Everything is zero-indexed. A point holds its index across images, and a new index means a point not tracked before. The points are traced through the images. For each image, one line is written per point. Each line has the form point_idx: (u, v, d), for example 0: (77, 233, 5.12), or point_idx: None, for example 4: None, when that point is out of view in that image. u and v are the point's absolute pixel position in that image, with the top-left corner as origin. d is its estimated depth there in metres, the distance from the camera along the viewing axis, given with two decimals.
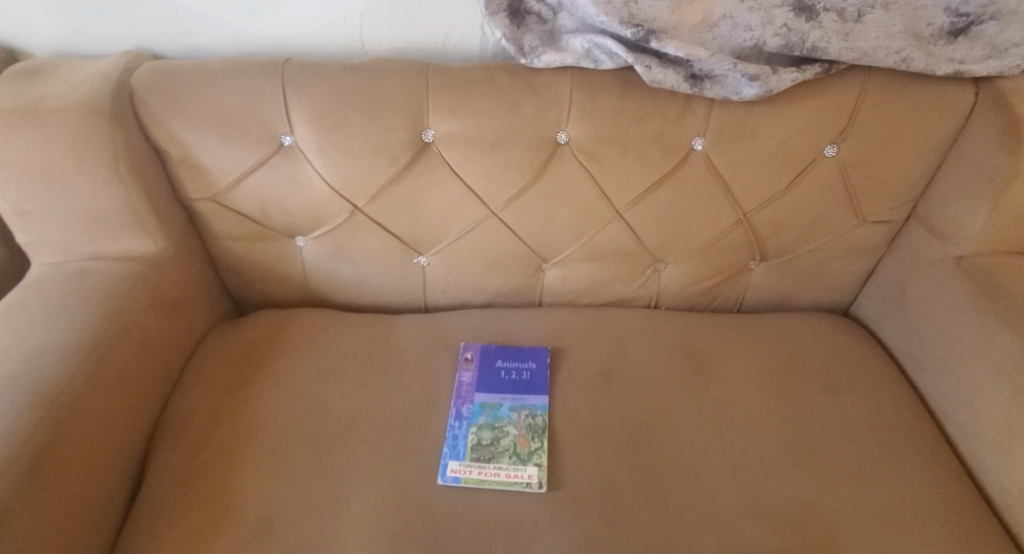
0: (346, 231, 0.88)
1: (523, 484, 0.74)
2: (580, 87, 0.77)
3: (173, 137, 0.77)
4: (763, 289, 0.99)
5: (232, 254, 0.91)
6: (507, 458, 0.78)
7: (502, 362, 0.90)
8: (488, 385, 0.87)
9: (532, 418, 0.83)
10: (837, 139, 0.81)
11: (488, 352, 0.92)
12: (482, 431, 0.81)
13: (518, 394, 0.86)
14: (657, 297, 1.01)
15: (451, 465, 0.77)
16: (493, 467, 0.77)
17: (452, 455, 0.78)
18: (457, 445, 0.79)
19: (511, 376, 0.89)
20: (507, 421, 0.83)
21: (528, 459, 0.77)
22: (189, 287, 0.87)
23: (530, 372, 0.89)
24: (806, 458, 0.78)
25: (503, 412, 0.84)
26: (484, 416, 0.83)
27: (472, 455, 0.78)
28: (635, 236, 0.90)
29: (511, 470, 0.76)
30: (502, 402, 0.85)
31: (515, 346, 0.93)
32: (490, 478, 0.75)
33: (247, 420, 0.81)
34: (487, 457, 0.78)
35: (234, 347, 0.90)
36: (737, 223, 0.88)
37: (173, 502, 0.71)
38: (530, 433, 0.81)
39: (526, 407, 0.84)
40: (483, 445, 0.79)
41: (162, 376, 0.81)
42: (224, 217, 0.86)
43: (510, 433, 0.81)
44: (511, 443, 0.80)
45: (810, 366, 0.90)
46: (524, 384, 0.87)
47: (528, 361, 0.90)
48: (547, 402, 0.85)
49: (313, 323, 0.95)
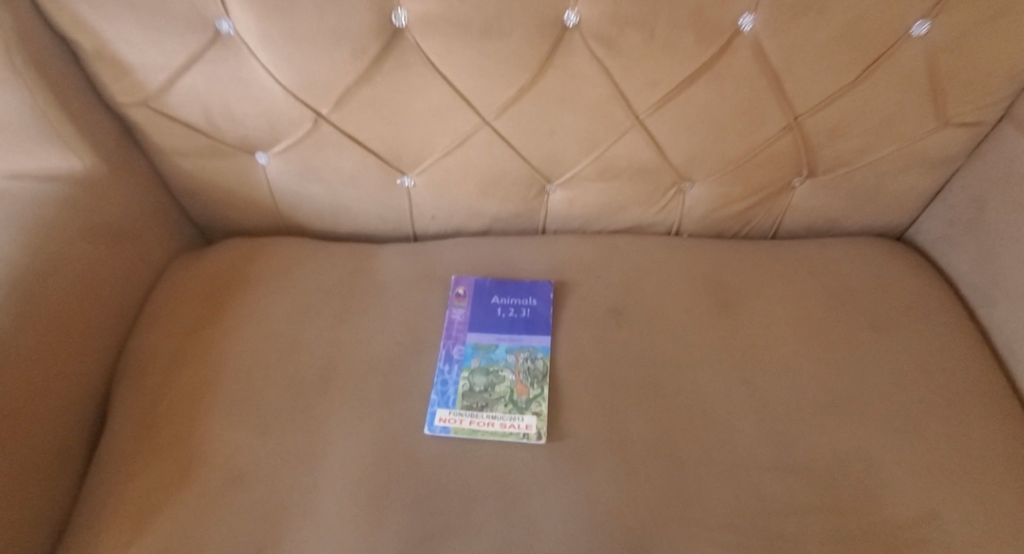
0: (311, 144, 0.74)
1: (520, 436, 0.66)
2: None
3: (79, 23, 0.60)
4: (807, 212, 0.84)
5: (184, 173, 0.78)
6: (503, 407, 0.69)
7: (500, 298, 0.79)
8: (482, 324, 0.77)
9: (531, 363, 0.73)
10: (931, 12, 0.62)
11: (483, 287, 0.80)
12: (476, 376, 0.72)
13: (517, 334, 0.76)
14: (679, 222, 0.86)
15: (439, 413, 0.68)
16: (486, 416, 0.68)
17: (440, 403, 0.69)
18: (447, 392, 0.70)
19: (508, 314, 0.78)
20: (504, 365, 0.73)
21: (527, 408, 0.68)
22: (136, 213, 0.75)
23: (531, 310, 0.78)
24: (846, 406, 0.68)
25: (499, 355, 0.74)
26: (478, 359, 0.74)
27: (463, 403, 0.69)
28: (658, 150, 0.75)
29: (507, 420, 0.67)
30: (498, 343, 0.76)
31: (515, 279, 0.81)
32: (483, 429, 0.67)
33: (212, 363, 0.72)
34: (480, 405, 0.69)
35: (196, 282, 0.80)
36: (787, 130, 0.72)
37: (135, 452, 0.65)
38: (529, 378, 0.71)
39: (525, 349, 0.74)
40: (475, 392, 0.70)
41: (113, 314, 0.71)
42: (165, 129, 0.71)
43: (506, 378, 0.72)
44: (508, 390, 0.70)
45: (856, 302, 0.78)
46: (524, 323, 0.77)
47: (529, 297, 0.79)
48: (549, 344, 0.75)
49: (287, 255, 0.84)
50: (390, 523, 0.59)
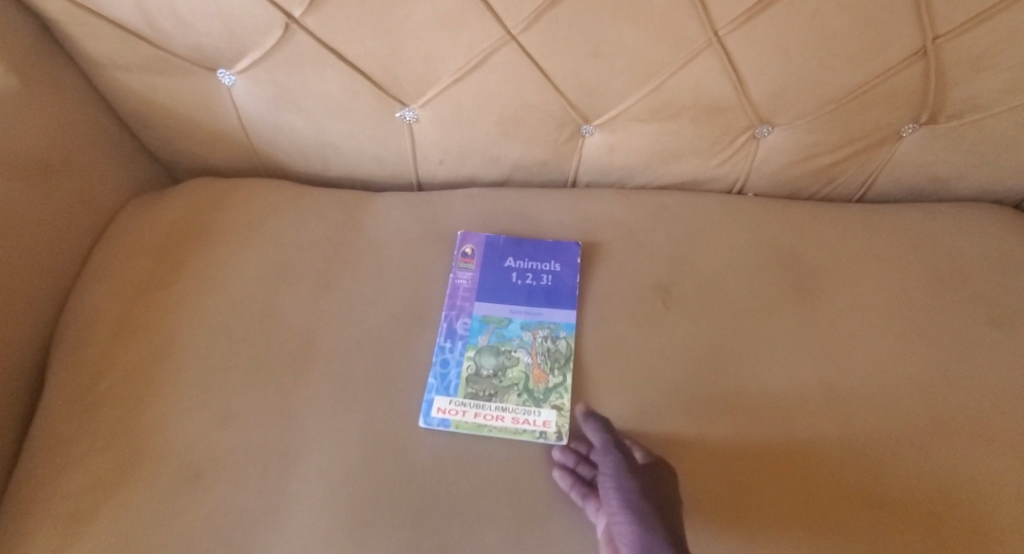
0: (286, 60, 0.58)
1: (536, 436, 0.53)
2: None
3: None
4: (912, 171, 0.66)
5: (131, 94, 0.63)
6: (516, 398, 0.56)
7: (515, 260, 0.65)
8: (493, 292, 0.63)
9: (552, 343, 0.59)
10: None
11: (495, 247, 0.66)
12: (483, 357, 0.59)
13: (535, 307, 0.62)
14: (745, 179, 0.69)
15: (436, 402, 0.55)
16: (494, 408, 0.55)
17: (439, 389, 0.56)
18: (448, 375, 0.57)
19: (526, 281, 0.64)
20: (519, 345, 0.60)
21: (545, 400, 0.55)
22: (74, 142, 0.60)
23: (553, 277, 0.63)
24: (955, 423, 0.53)
25: (512, 332, 0.61)
26: (486, 335, 0.60)
27: (467, 390, 0.56)
28: (733, 80, 0.57)
29: (519, 414, 0.55)
30: (512, 317, 0.62)
31: (534, 239, 0.66)
32: (490, 424, 0.54)
33: (166, 332, 0.59)
34: (487, 393, 0.56)
35: (152, 230, 0.66)
36: (914, 56, 0.54)
37: (67, 437, 0.53)
38: (549, 362, 0.58)
39: (545, 326, 0.60)
40: (482, 377, 0.57)
41: (47, 266, 0.58)
42: (97, 30, 0.55)
43: (520, 362, 0.58)
44: (522, 376, 0.57)
45: (969, 288, 0.61)
46: (545, 294, 0.62)
47: (551, 260, 0.64)
48: (575, 320, 0.60)
49: (263, 203, 0.69)
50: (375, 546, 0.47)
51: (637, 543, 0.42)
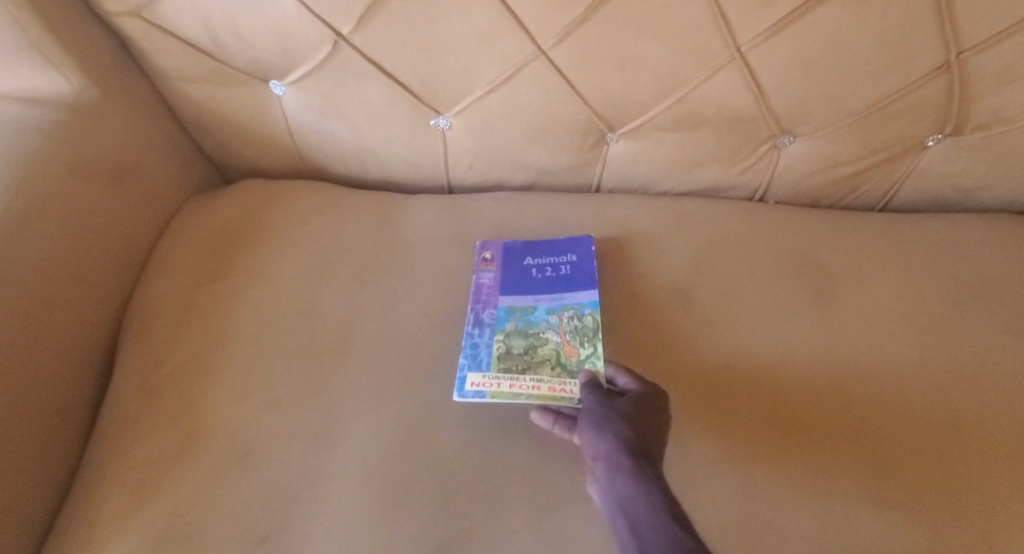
0: (333, 73, 0.63)
1: (574, 402, 0.56)
2: None
3: None
4: (936, 182, 0.66)
5: (193, 103, 0.69)
6: (550, 371, 0.58)
7: (533, 259, 0.68)
8: (514, 287, 0.66)
9: (579, 321, 0.62)
10: None
11: (513, 250, 0.69)
12: (513, 339, 0.61)
13: (558, 293, 0.65)
14: (766, 188, 0.71)
15: (470, 378, 0.58)
16: (529, 379, 0.58)
17: (472, 366, 0.59)
18: (479, 355, 0.60)
19: (546, 273, 0.67)
20: (546, 327, 0.62)
21: (579, 370, 0.58)
22: (144, 147, 0.67)
23: (572, 268, 0.66)
24: (974, 429, 0.53)
25: (538, 316, 0.63)
26: (513, 321, 0.63)
27: (499, 366, 0.59)
28: (756, 92, 0.58)
29: (556, 383, 0.57)
30: (535, 305, 0.65)
31: (549, 241, 0.70)
32: (527, 393, 0.56)
33: (222, 322, 0.65)
34: (521, 367, 0.59)
35: (209, 228, 0.72)
36: (938, 71, 0.55)
37: (134, 412, 0.59)
38: (577, 337, 0.60)
39: (570, 308, 0.63)
40: (513, 354, 0.60)
41: (119, 258, 0.65)
42: (168, 47, 0.61)
43: (550, 341, 0.61)
44: (552, 352, 0.60)
45: (991, 299, 0.61)
46: (565, 282, 0.65)
47: (568, 254, 0.68)
48: (598, 298, 0.63)
49: (308, 204, 0.75)
50: (406, 525, 0.51)
51: (608, 461, 0.45)
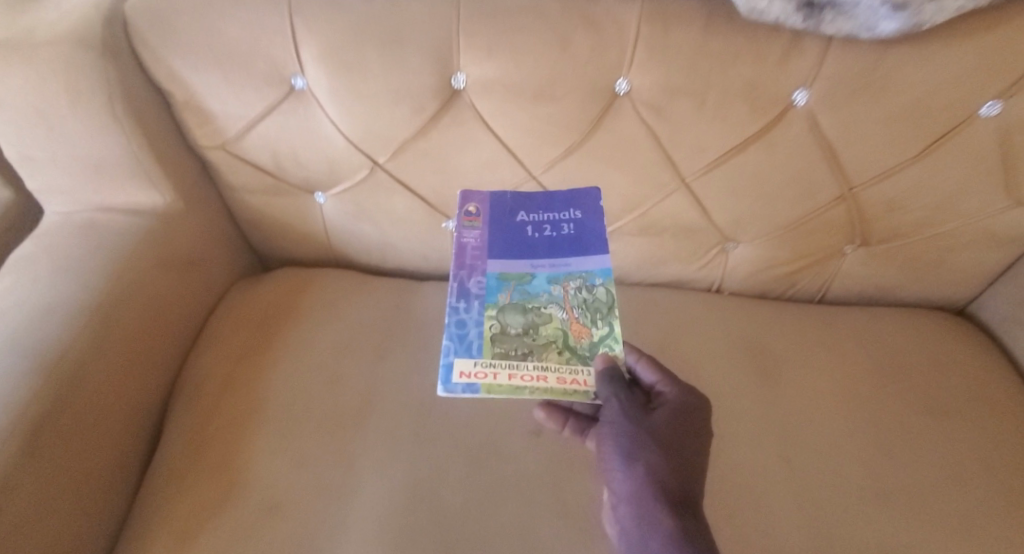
0: (368, 189, 0.78)
1: (588, 396, 0.50)
2: (654, 19, 0.58)
3: (173, 77, 0.66)
4: (860, 280, 0.80)
5: (249, 208, 0.84)
6: (557, 355, 0.52)
7: (526, 215, 0.64)
8: (507, 248, 0.61)
9: (588, 293, 0.57)
10: (1005, 92, 0.56)
11: (501, 203, 0.65)
12: (508, 314, 0.56)
13: (560, 259, 0.60)
14: (721, 281, 0.84)
15: (459, 365, 0.51)
16: (532, 367, 0.51)
17: (462, 352, 0.52)
18: (468, 339, 0.53)
19: (543, 233, 0.63)
20: (548, 300, 0.57)
21: (593, 356, 0.53)
22: (207, 244, 0.81)
23: (575, 226, 0.63)
24: (892, 496, 0.62)
25: (537, 287, 0.58)
26: (508, 292, 0.58)
27: (495, 352, 0.52)
28: (703, 211, 0.73)
29: (565, 373, 0.51)
30: (535, 273, 0.59)
31: (545, 193, 0.67)
32: (530, 386, 0.49)
33: (259, 390, 0.76)
34: (521, 353, 0.52)
35: (252, 308, 0.85)
36: (838, 200, 0.68)
37: (180, 470, 0.68)
38: (584, 314, 0.56)
39: (576, 276, 0.58)
40: (511, 336, 0.54)
41: (178, 335, 0.77)
42: (237, 169, 0.77)
43: (554, 318, 0.55)
44: (559, 333, 0.54)
45: (907, 381, 0.73)
46: (569, 243, 0.61)
47: (570, 210, 0.64)
48: (609, 264, 0.58)
49: (335, 288, 0.88)
50: None
51: (643, 496, 0.46)
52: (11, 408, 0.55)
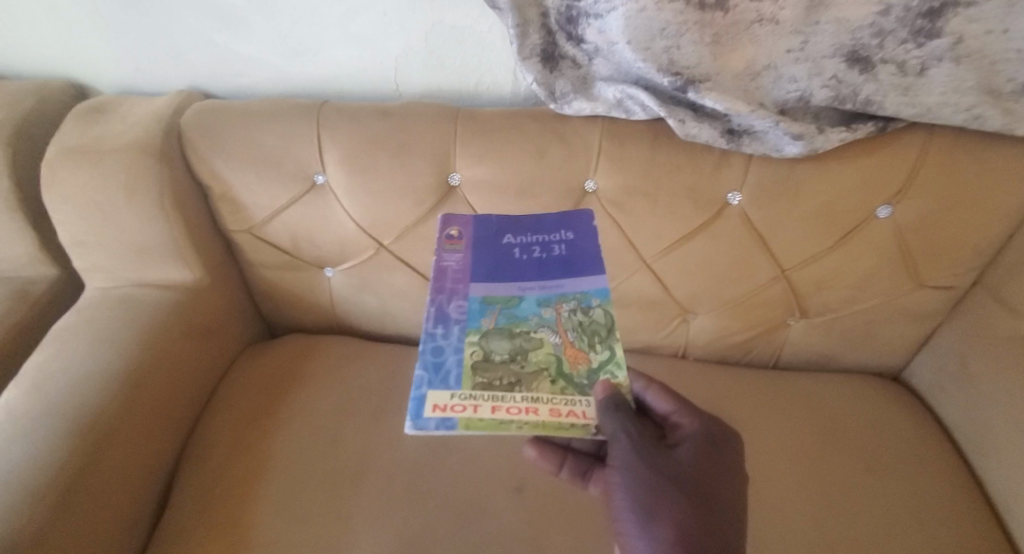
0: (371, 266, 0.89)
1: (589, 432, 0.42)
2: (611, 136, 0.73)
3: (214, 174, 0.80)
4: (805, 348, 0.90)
5: (265, 282, 0.94)
6: (550, 384, 0.44)
7: (514, 237, 0.58)
8: (491, 272, 0.54)
9: (583, 315, 0.50)
10: (892, 200, 0.71)
11: (488, 225, 0.60)
12: (492, 340, 0.48)
13: (551, 279, 0.53)
14: (686, 346, 0.93)
15: (432, 397, 0.42)
16: (518, 400, 0.42)
17: (434, 381, 0.43)
18: (445, 367, 0.44)
19: (532, 256, 0.56)
20: (538, 323, 0.49)
21: (592, 383, 0.46)
22: (224, 314, 0.91)
23: (567, 247, 0.57)
24: (841, 547, 0.67)
25: (525, 310, 0.50)
26: (492, 317, 0.50)
27: (476, 382, 0.43)
28: (663, 288, 0.84)
29: (561, 403, 0.43)
30: (523, 295, 0.52)
31: (534, 217, 0.61)
32: (518, 420, 0.40)
33: (262, 448, 0.81)
34: (507, 382, 0.43)
35: (260, 373, 0.93)
36: (775, 280, 0.80)
37: (184, 526, 0.73)
38: (580, 338, 0.48)
39: (570, 297, 0.51)
40: (494, 363, 0.45)
41: (193, 397, 0.84)
42: (259, 249, 0.89)
43: (546, 342, 0.48)
44: (553, 359, 0.46)
45: (852, 440, 0.79)
46: (561, 264, 0.55)
47: (562, 231, 0.59)
48: (605, 285, 0.52)
49: (336, 354, 0.96)
50: None
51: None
52: (48, 463, 0.62)
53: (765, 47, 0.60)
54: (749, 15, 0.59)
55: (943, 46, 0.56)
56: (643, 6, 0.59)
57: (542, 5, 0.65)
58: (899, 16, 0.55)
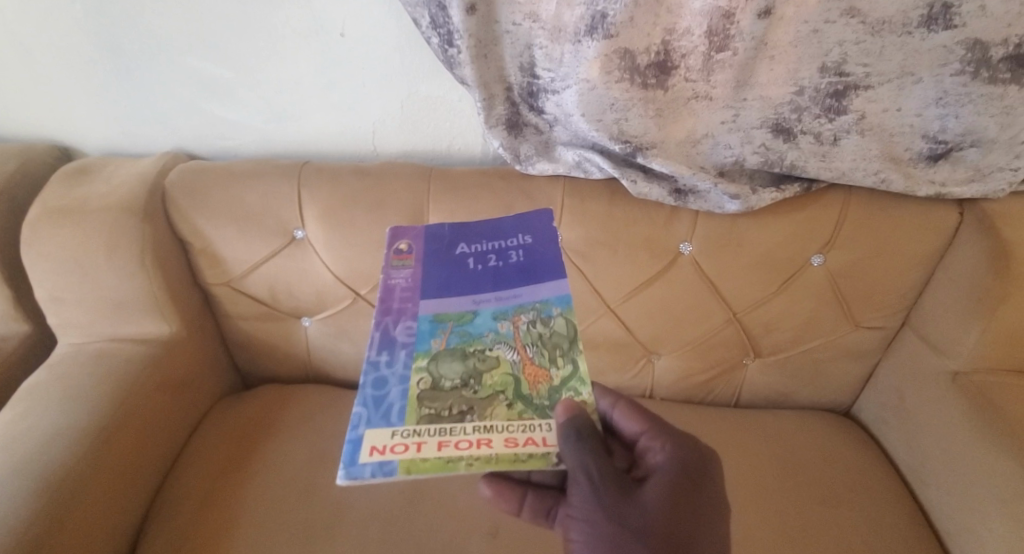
0: (346, 315, 0.92)
1: (550, 463, 0.36)
2: (572, 193, 0.80)
3: (196, 230, 0.84)
4: (762, 386, 0.95)
5: (241, 333, 0.96)
6: (506, 409, 0.38)
7: (468, 246, 0.51)
8: (443, 285, 0.46)
9: (543, 326, 0.43)
10: (823, 249, 0.79)
11: (439, 237, 0.52)
12: (442, 363, 0.41)
13: (508, 289, 0.46)
14: (652, 388, 0.97)
15: (369, 439, 0.35)
16: (468, 431, 0.36)
17: (373, 420, 0.36)
18: (387, 401, 0.38)
19: (486, 264, 0.48)
20: (494, 340, 0.42)
21: (555, 403, 0.40)
22: (198, 365, 0.92)
23: (524, 253, 0.50)
24: None
25: (480, 324, 0.43)
26: (443, 336, 0.43)
27: (421, 415, 0.37)
28: (627, 331, 0.88)
29: (518, 431, 0.37)
30: (477, 309, 0.44)
31: (489, 222, 0.54)
32: (468, 456, 0.34)
33: (231, 502, 0.80)
34: (458, 412, 0.37)
35: (232, 425, 0.92)
36: (728, 322, 0.86)
37: None
38: (541, 352, 0.42)
39: (529, 307, 0.44)
40: (443, 391, 0.39)
41: (163, 451, 0.84)
42: (237, 300, 0.91)
43: (503, 361, 0.41)
44: (510, 380, 0.40)
45: (808, 474, 0.83)
46: (519, 271, 0.47)
47: (519, 236, 0.52)
48: (568, 292, 0.45)
49: (310, 403, 0.97)
50: None
51: None
52: (13, 524, 0.61)
53: (702, 120, 0.72)
54: (686, 93, 0.69)
55: (849, 121, 0.68)
56: (594, 85, 0.68)
57: (506, 82, 0.73)
58: (811, 96, 0.67)
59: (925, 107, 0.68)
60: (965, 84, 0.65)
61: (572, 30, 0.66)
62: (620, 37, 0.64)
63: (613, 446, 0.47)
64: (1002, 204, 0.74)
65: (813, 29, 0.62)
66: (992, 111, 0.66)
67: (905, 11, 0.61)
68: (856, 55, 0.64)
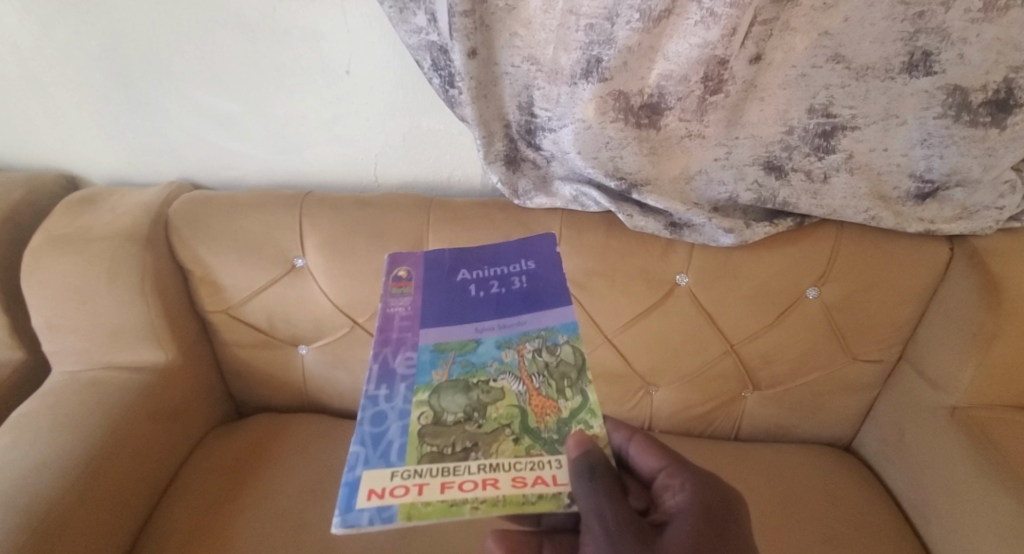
0: (344, 344, 0.92)
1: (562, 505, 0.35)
2: (570, 225, 0.81)
3: (197, 258, 0.85)
4: (762, 419, 0.94)
5: (237, 360, 0.95)
6: (512, 444, 0.37)
7: (469, 272, 0.51)
8: (445, 313, 0.47)
9: (549, 355, 0.43)
10: (817, 282, 0.80)
11: (439, 263, 0.53)
12: (444, 396, 0.40)
13: (511, 317, 0.46)
14: (650, 420, 0.96)
15: (368, 481, 0.34)
16: (471, 471, 0.35)
17: (372, 459, 0.36)
18: (386, 439, 0.37)
19: (490, 290, 0.49)
20: (498, 371, 0.42)
21: (563, 436, 0.39)
22: (193, 393, 0.91)
23: (528, 278, 0.50)
24: None
25: (483, 354, 0.43)
26: (445, 367, 0.43)
27: (423, 453, 0.36)
28: (624, 361, 0.88)
29: (525, 470, 0.36)
30: (480, 338, 0.45)
31: (491, 247, 0.55)
32: (472, 498, 0.33)
33: (219, 535, 0.78)
34: (461, 449, 0.36)
35: (225, 455, 0.91)
36: (725, 354, 0.86)
37: None
38: (547, 381, 0.42)
39: (533, 336, 0.45)
40: (447, 426, 0.38)
41: (153, 482, 0.82)
42: (235, 328, 0.91)
43: (509, 392, 0.41)
44: (517, 412, 0.40)
45: (808, 510, 0.82)
46: (523, 297, 0.48)
47: (522, 261, 0.52)
48: (573, 318, 0.46)
49: (305, 432, 0.96)
50: None
51: None
52: None
53: (695, 156, 0.74)
54: (679, 132, 0.72)
55: (838, 159, 0.71)
56: (589, 124, 0.70)
57: (504, 119, 0.75)
58: (801, 136, 0.70)
59: (911, 148, 0.70)
60: (947, 127, 0.67)
61: (568, 72, 0.68)
62: (614, 80, 0.67)
63: (629, 483, 0.46)
64: (991, 241, 0.76)
65: (800, 73, 0.66)
66: (975, 153, 0.68)
67: (888, 58, 0.63)
68: (842, 98, 0.67)
